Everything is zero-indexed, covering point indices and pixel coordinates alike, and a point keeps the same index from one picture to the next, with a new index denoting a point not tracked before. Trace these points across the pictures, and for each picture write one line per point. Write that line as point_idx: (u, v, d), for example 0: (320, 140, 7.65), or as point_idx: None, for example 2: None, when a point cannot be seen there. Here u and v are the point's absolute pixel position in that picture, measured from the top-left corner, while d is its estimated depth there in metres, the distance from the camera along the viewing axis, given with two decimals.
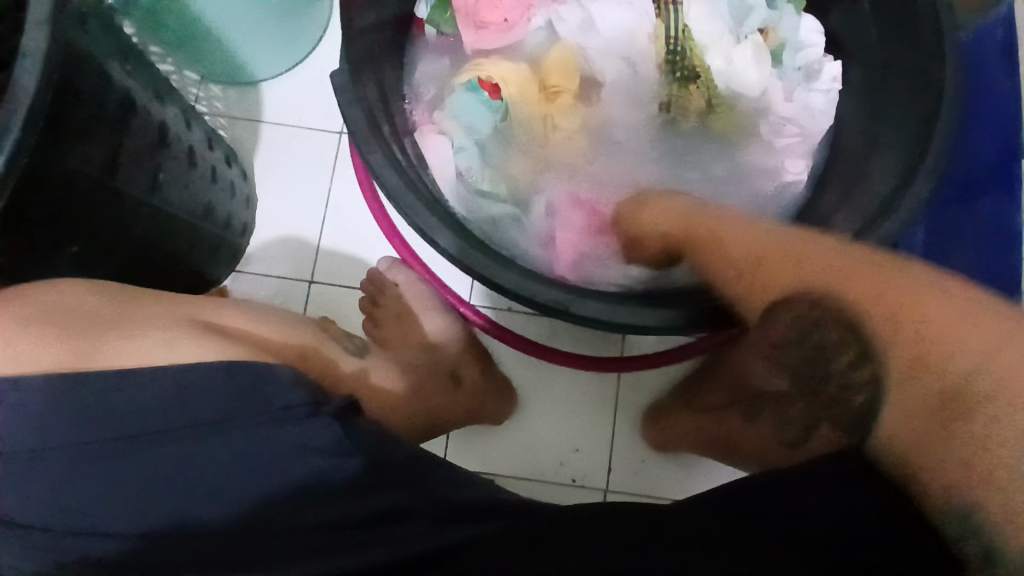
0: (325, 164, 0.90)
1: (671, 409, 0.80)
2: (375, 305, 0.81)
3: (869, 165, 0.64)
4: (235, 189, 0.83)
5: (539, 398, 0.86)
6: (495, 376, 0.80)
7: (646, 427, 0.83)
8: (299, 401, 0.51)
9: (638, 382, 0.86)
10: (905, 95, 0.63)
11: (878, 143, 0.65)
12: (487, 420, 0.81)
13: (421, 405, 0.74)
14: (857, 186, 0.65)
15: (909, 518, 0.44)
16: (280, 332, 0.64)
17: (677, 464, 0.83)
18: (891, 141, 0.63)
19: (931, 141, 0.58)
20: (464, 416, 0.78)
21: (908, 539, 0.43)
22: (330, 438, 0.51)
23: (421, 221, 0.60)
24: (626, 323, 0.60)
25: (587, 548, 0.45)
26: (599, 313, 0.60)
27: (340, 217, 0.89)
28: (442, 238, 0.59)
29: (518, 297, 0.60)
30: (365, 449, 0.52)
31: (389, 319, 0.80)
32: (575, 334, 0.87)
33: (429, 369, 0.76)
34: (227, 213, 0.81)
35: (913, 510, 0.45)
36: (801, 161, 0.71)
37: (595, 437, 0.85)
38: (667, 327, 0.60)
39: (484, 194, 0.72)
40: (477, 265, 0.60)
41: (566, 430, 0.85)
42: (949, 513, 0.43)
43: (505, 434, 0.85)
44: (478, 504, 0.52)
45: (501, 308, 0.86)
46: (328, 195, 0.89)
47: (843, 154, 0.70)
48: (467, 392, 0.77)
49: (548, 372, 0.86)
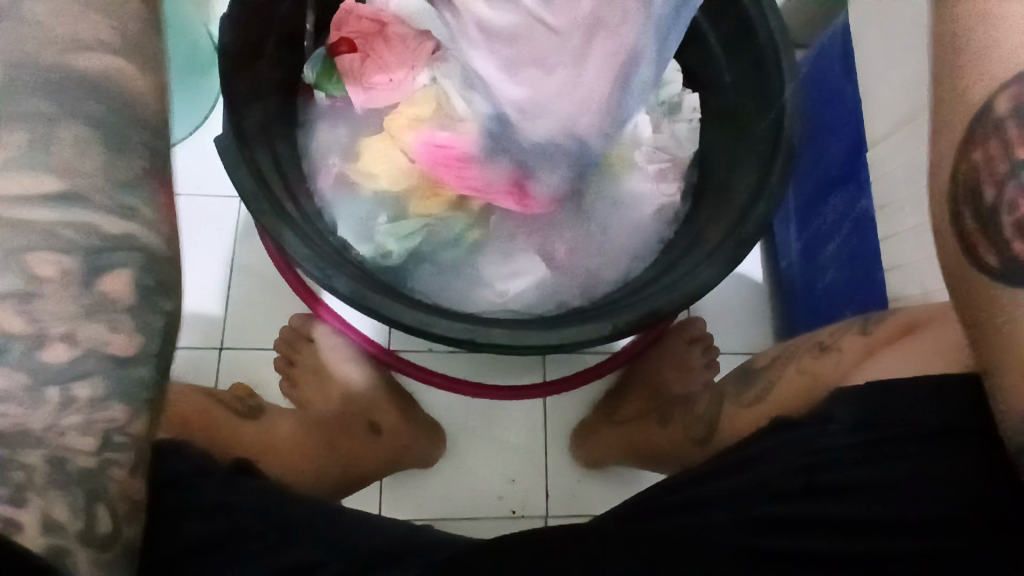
0: (224, 227, 0.87)
1: (598, 427, 0.82)
2: (291, 365, 0.81)
3: (733, 180, 0.71)
4: None
5: (470, 434, 0.86)
6: (419, 423, 0.80)
7: (577, 447, 0.85)
8: (218, 469, 0.53)
9: (562, 405, 0.88)
10: (754, 109, 0.70)
11: (737, 158, 0.72)
12: (416, 465, 0.81)
13: (336, 460, 0.72)
14: (725, 199, 0.71)
15: (801, 491, 0.46)
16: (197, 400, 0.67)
17: (609, 479, 0.86)
18: (747, 157, 0.70)
19: (780, 151, 0.64)
20: (388, 467, 0.77)
21: (801, 509, 0.45)
22: (246, 490, 0.52)
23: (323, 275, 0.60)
24: (528, 344, 0.61)
25: (514, 563, 0.46)
26: (504, 337, 0.61)
27: (241, 280, 0.86)
28: (338, 284, 0.59)
29: (425, 334, 0.60)
30: (277, 506, 0.51)
31: (306, 374, 0.80)
32: (497, 367, 0.89)
33: (342, 423, 0.75)
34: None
35: (806, 480, 0.46)
36: (673, 184, 0.80)
37: (529, 466, 0.86)
38: (570, 342, 0.61)
39: (391, 250, 0.74)
40: (376, 304, 0.60)
41: (500, 464, 0.85)
42: (837, 479, 0.46)
43: (439, 476, 0.84)
44: (400, 544, 0.51)
45: (420, 350, 0.87)
46: (227, 256, 0.86)
47: (712, 171, 0.77)
48: (385, 441, 0.76)
49: (476, 408, 0.87)
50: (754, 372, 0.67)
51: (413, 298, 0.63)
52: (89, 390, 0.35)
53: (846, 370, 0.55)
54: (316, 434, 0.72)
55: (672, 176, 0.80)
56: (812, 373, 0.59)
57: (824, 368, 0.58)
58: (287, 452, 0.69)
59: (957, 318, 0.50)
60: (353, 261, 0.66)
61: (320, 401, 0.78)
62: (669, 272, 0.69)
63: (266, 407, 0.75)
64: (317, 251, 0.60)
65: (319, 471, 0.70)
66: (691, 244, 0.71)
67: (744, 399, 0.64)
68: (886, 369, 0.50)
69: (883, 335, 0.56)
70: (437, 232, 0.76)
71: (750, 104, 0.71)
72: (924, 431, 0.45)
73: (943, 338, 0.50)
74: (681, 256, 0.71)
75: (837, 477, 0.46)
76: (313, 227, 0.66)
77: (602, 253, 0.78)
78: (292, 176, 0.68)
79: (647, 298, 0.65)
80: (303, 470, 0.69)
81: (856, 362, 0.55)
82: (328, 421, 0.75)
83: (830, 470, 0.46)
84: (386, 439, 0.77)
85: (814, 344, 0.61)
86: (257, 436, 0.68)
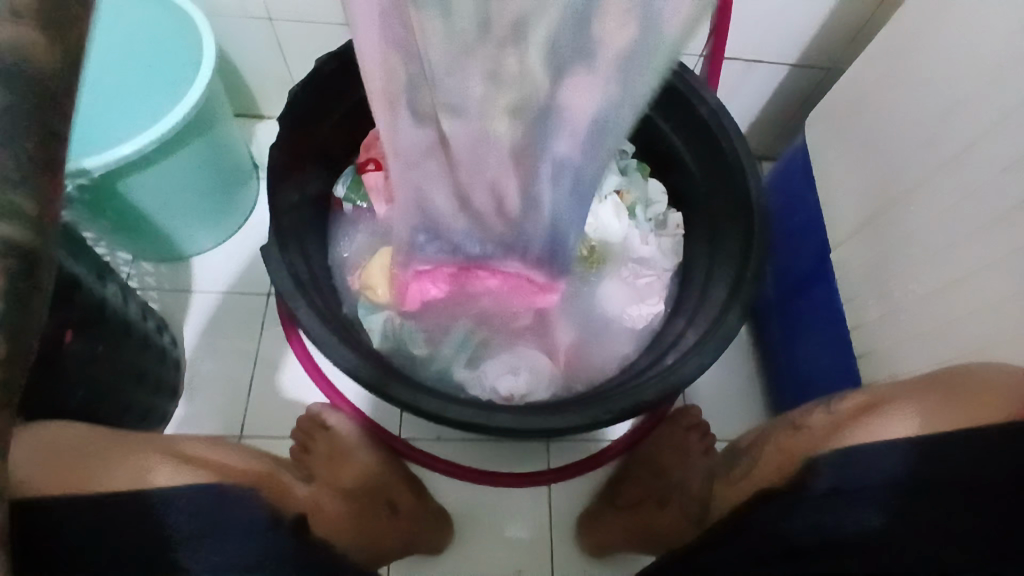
0: (256, 318, 0.99)
1: (602, 513, 0.83)
2: (305, 452, 0.83)
3: (714, 274, 0.80)
4: (153, 343, 0.84)
5: (473, 519, 0.88)
6: (428, 507, 0.82)
7: (583, 538, 0.86)
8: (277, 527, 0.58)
9: (568, 494, 0.90)
10: (728, 219, 0.81)
11: (716, 252, 0.82)
12: (423, 550, 0.82)
13: (362, 531, 0.74)
14: (707, 292, 0.80)
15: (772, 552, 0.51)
16: (322, 496, 0.73)
17: (615, 569, 0.86)
18: (726, 252, 0.80)
19: (751, 250, 0.75)
20: (401, 548, 0.79)
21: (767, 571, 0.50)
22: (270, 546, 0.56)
23: (333, 337, 0.68)
24: (529, 427, 0.65)
25: None
26: (508, 423, 0.65)
27: (269, 371, 0.97)
28: (358, 369, 0.66)
29: (437, 418, 0.65)
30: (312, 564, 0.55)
31: (321, 459, 0.81)
32: (503, 454, 0.93)
33: (362, 494, 0.77)
34: (157, 377, 0.85)
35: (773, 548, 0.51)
36: (656, 299, 0.89)
37: (537, 555, 0.87)
38: (561, 427, 0.65)
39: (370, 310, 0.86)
40: (383, 380, 0.66)
41: (508, 552, 0.87)
42: (809, 520, 0.50)
43: (449, 564, 0.86)
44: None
45: (431, 437, 0.93)
46: (258, 346, 0.98)
47: (692, 266, 0.87)
48: (402, 522, 0.78)
49: (483, 499, 0.90)
50: (740, 452, 0.73)
51: (414, 381, 0.69)
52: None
53: (824, 438, 0.58)
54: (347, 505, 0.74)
55: (657, 291, 0.90)
56: (788, 451, 0.62)
57: (796, 444, 0.61)
58: (330, 517, 0.71)
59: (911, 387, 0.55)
60: (360, 340, 0.74)
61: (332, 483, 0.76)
62: (659, 368, 0.74)
63: (295, 483, 0.71)
64: (330, 333, 0.67)
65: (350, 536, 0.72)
66: (678, 334, 0.79)
67: (732, 478, 0.70)
68: (869, 433, 0.52)
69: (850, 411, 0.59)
70: (444, 352, 0.86)
71: (725, 207, 0.82)
72: (892, 480, 0.49)
73: (912, 409, 0.52)
74: (686, 327, 0.79)
75: (852, 525, 0.49)
76: (328, 309, 0.73)
77: (591, 358, 0.89)
78: (320, 275, 0.78)
79: (633, 393, 0.69)
80: (339, 532, 0.71)
81: (824, 437, 0.58)
82: (356, 493, 0.77)
83: (840, 527, 0.49)
84: (403, 519, 0.78)
85: (788, 425, 0.65)
86: (306, 500, 0.69)
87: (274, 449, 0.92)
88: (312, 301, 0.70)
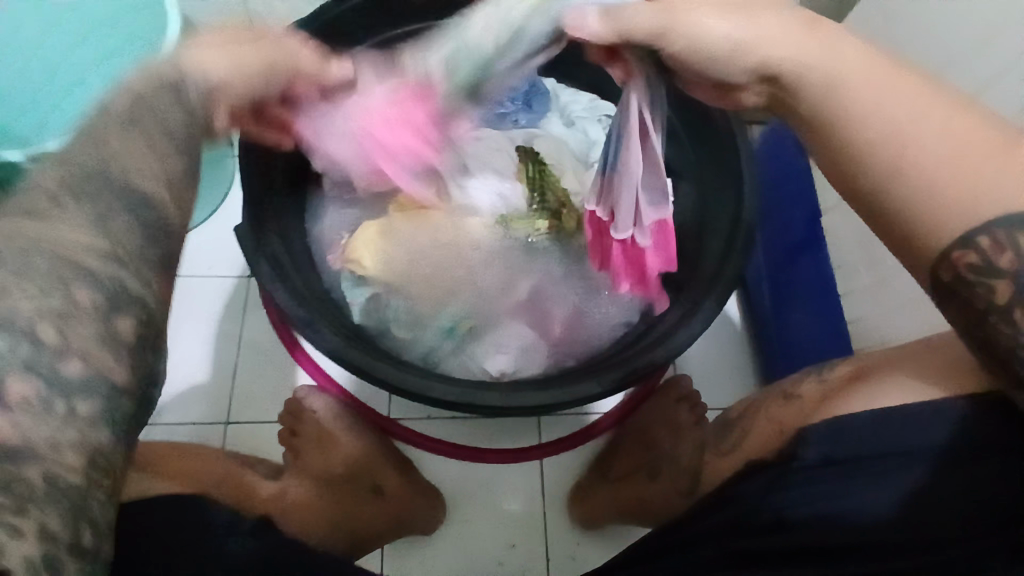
0: (239, 301, 0.97)
1: (594, 487, 0.84)
2: (293, 435, 0.82)
3: (702, 245, 0.79)
4: None
5: (466, 497, 0.88)
6: (416, 485, 0.82)
7: (576, 512, 0.86)
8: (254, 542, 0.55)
9: (560, 469, 0.90)
10: (715, 188, 0.79)
11: (704, 223, 0.80)
12: (416, 527, 0.82)
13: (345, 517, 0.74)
14: (696, 264, 0.78)
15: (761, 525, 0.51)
16: (300, 490, 0.73)
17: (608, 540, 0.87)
18: (714, 223, 0.78)
19: (739, 220, 0.73)
20: (393, 528, 0.79)
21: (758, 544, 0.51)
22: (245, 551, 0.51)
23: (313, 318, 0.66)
24: (513, 407, 0.64)
25: None
26: (491, 403, 0.64)
27: (255, 354, 0.95)
28: (338, 351, 0.64)
29: (415, 396, 0.64)
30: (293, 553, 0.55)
31: (309, 444, 0.79)
32: (495, 430, 0.93)
33: (348, 480, 0.77)
34: None
35: (763, 520, 0.51)
36: None
37: (530, 530, 0.87)
38: (545, 403, 0.64)
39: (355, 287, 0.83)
40: (360, 359, 0.64)
41: (501, 527, 0.87)
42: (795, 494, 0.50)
43: (443, 541, 0.86)
44: None
45: (422, 417, 0.92)
46: (243, 330, 0.96)
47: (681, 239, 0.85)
48: (389, 503, 0.78)
49: (475, 476, 0.89)
50: (732, 423, 0.72)
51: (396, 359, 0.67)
52: (25, 381, 0.31)
53: (813, 410, 0.57)
54: (326, 494, 0.74)
55: None
56: (779, 421, 0.62)
57: (786, 416, 0.61)
58: (306, 508, 0.72)
59: (906, 355, 0.54)
60: (341, 319, 0.72)
61: (316, 469, 0.76)
62: (647, 341, 0.72)
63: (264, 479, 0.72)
64: (309, 317, 0.65)
65: (326, 527, 0.72)
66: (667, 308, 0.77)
67: (721, 450, 0.69)
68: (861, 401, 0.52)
69: (840, 382, 0.59)
70: (430, 333, 0.84)
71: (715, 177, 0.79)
72: (880, 452, 0.48)
73: (904, 377, 0.51)
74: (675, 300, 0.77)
75: (837, 502, 0.49)
76: (307, 290, 0.71)
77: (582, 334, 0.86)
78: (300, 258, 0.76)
79: (618, 367, 0.68)
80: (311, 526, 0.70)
81: (816, 406, 0.58)
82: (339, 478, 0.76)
83: (832, 497, 0.49)
84: (391, 500, 0.79)
85: (780, 394, 0.65)
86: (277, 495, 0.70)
87: (263, 433, 0.91)
88: (291, 283, 0.68)
